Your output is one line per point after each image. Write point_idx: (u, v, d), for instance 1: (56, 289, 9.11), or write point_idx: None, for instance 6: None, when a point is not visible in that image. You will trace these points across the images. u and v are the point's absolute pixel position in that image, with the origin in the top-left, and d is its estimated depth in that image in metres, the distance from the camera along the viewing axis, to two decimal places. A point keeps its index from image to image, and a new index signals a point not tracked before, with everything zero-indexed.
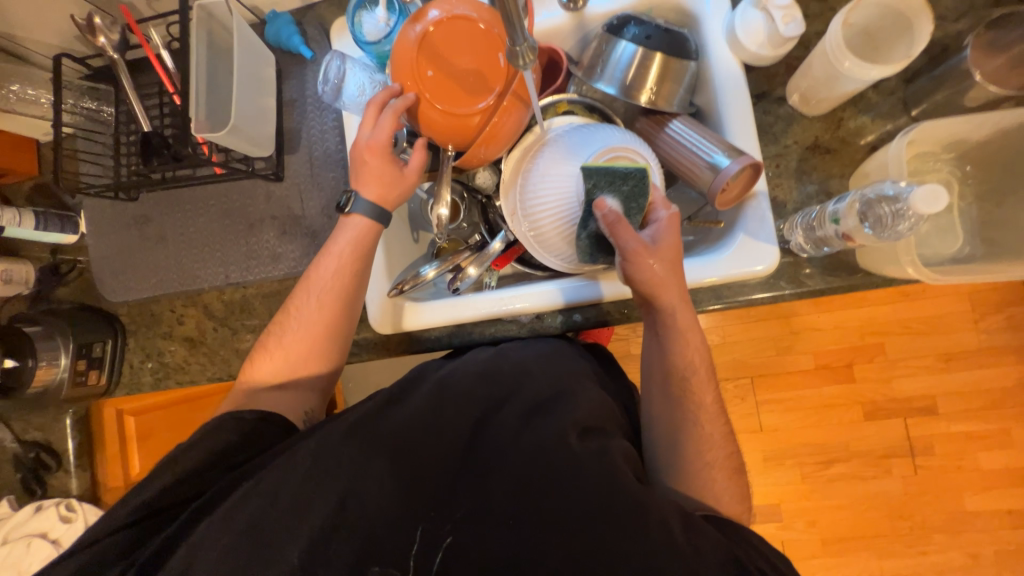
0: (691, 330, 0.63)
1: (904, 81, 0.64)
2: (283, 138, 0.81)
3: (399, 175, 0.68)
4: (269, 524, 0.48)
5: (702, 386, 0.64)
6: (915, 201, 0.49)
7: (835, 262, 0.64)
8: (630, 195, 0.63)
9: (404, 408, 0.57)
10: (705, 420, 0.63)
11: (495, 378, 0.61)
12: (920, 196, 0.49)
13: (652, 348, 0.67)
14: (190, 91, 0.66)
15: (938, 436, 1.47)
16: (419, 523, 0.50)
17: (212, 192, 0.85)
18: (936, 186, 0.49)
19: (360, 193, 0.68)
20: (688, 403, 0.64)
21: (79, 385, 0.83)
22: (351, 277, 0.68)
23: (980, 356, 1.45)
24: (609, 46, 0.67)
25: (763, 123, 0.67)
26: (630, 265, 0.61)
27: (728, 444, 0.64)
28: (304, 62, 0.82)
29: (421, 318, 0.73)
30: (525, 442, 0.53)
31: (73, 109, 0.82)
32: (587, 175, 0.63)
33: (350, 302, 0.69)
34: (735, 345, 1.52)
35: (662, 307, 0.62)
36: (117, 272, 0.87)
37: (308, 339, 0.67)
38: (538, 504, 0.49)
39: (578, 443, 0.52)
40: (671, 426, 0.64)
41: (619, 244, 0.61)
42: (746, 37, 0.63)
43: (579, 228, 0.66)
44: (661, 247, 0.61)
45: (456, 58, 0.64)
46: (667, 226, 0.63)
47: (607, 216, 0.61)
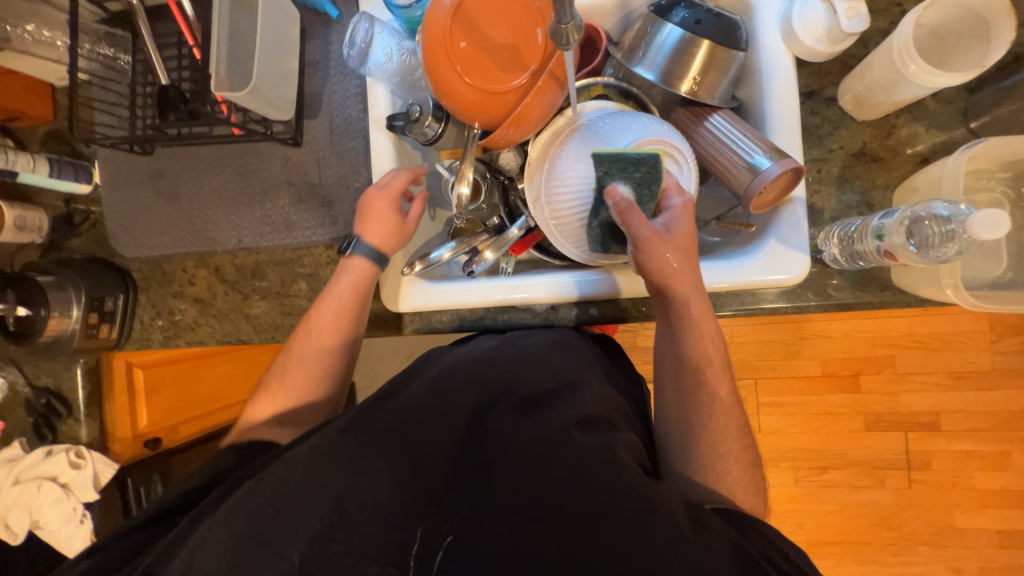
0: (704, 320, 0.61)
1: (966, 90, 0.60)
2: (304, 101, 0.78)
3: (401, 225, 0.72)
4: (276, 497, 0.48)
5: (716, 377, 0.63)
6: (972, 225, 0.47)
7: (868, 277, 0.62)
8: (642, 181, 0.61)
9: (411, 392, 0.58)
10: (719, 410, 0.62)
11: (496, 367, 0.61)
12: (978, 220, 0.46)
13: (664, 339, 0.66)
14: (212, 46, 0.63)
15: (937, 452, 1.46)
16: (419, 524, 0.49)
17: (228, 153, 0.82)
18: (996, 211, 0.46)
19: (362, 237, 0.71)
20: (702, 394, 0.63)
21: (90, 338, 0.84)
22: (348, 313, 0.71)
23: (992, 377, 1.43)
24: (655, 28, 0.63)
25: (808, 124, 0.63)
26: (642, 255, 0.60)
27: (743, 436, 0.63)
28: (329, 21, 0.78)
29: (435, 299, 0.72)
30: (527, 434, 0.53)
31: (89, 55, 0.79)
32: (598, 162, 0.62)
33: (349, 341, 0.72)
34: (743, 346, 1.50)
35: (675, 298, 0.61)
36: (129, 227, 0.86)
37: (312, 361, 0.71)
38: (538, 501, 0.49)
39: (579, 436, 0.52)
40: (685, 417, 0.64)
41: (631, 232, 0.59)
42: (803, 30, 0.60)
43: (589, 216, 0.64)
44: (674, 236, 0.60)
45: (492, 34, 0.60)
46: (681, 213, 0.61)
47: (618, 204, 0.60)
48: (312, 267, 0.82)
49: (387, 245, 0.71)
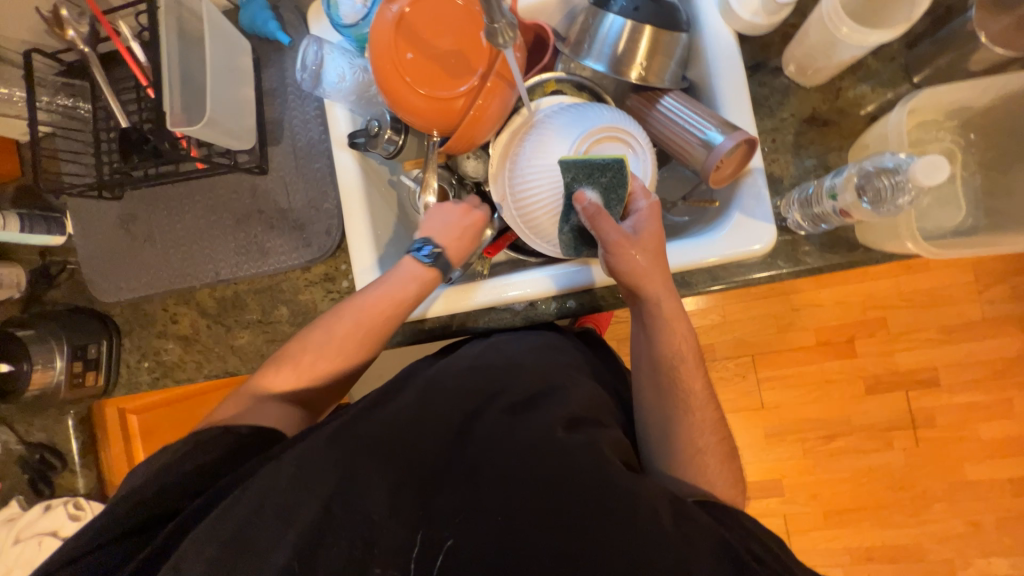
0: (677, 318, 0.63)
1: (905, 47, 0.61)
2: (265, 129, 0.79)
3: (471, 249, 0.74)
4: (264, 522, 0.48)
5: (691, 373, 0.64)
6: (915, 173, 0.48)
7: (834, 238, 0.63)
8: (609, 187, 0.63)
9: (398, 404, 0.58)
10: (695, 405, 0.63)
11: (483, 371, 0.63)
12: (919, 167, 0.47)
13: (639, 338, 0.67)
14: (163, 82, 0.64)
15: (941, 408, 1.47)
16: (418, 529, 0.49)
17: (197, 188, 0.83)
18: (935, 157, 0.47)
19: (444, 250, 0.69)
20: (678, 391, 0.63)
21: (76, 386, 0.84)
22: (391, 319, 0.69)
23: (983, 327, 1.44)
24: (597, 20, 0.64)
25: (758, 96, 0.65)
26: (613, 257, 0.61)
27: (720, 430, 0.63)
28: (282, 49, 0.79)
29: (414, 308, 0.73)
30: (515, 436, 0.53)
31: (48, 107, 0.80)
32: (565, 169, 0.62)
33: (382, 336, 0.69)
34: (736, 323, 1.51)
35: (648, 297, 0.62)
36: (107, 272, 0.86)
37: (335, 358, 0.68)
38: (526, 491, 0.49)
39: (565, 435, 0.52)
40: (660, 415, 0.64)
41: (601, 236, 0.61)
42: (740, 6, 0.61)
43: (561, 222, 0.65)
44: (643, 236, 0.62)
45: (438, 43, 0.61)
46: (650, 215, 0.63)
47: (587, 209, 0.61)
48: (291, 292, 0.82)
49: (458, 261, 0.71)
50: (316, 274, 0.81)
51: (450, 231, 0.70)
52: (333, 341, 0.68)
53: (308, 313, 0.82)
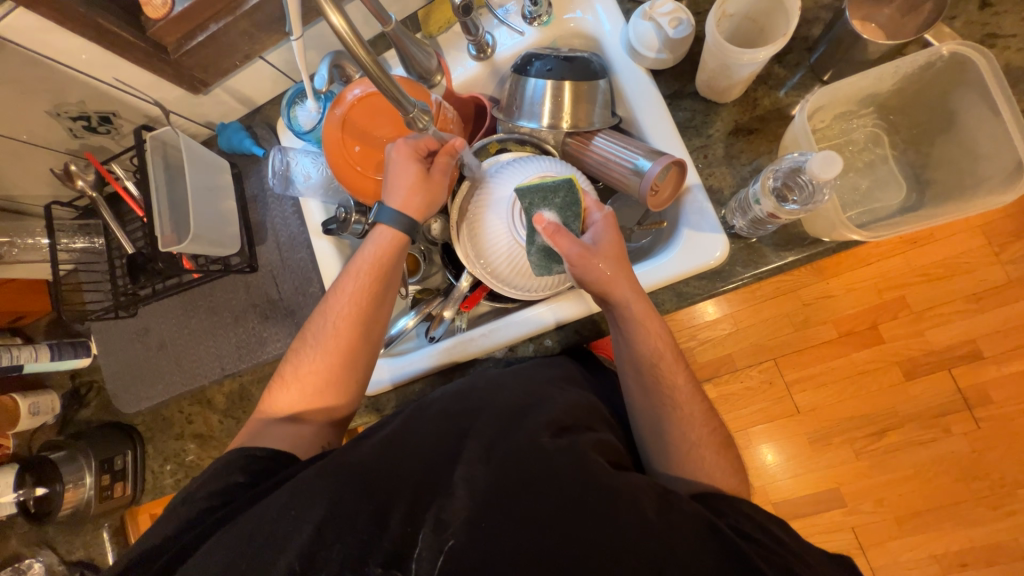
0: (648, 317, 0.63)
1: (806, 51, 0.65)
2: (252, 232, 0.88)
3: (426, 177, 0.67)
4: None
5: (671, 369, 0.64)
6: (812, 168, 0.50)
7: (785, 236, 0.64)
8: (564, 205, 0.65)
9: (379, 436, 0.60)
10: (681, 401, 0.63)
11: (468, 396, 0.63)
12: (815, 163, 0.50)
13: (617, 342, 0.67)
14: (154, 210, 0.72)
15: (991, 382, 1.36)
16: (419, 531, 0.50)
17: (198, 295, 0.91)
18: (827, 152, 0.49)
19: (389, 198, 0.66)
20: (663, 390, 0.63)
21: (106, 498, 0.89)
22: (379, 282, 0.67)
23: (1012, 289, 1.36)
24: (520, 85, 0.71)
25: (682, 120, 0.69)
26: (578, 269, 0.62)
27: (710, 420, 0.63)
28: (259, 159, 0.89)
29: (413, 366, 0.77)
30: (502, 446, 0.55)
31: (69, 248, 0.91)
32: (521, 195, 0.66)
33: (374, 313, 0.67)
34: (749, 329, 1.46)
35: (618, 302, 0.62)
36: (127, 385, 0.93)
37: (341, 348, 0.66)
38: (514, 523, 0.49)
39: (550, 440, 0.55)
40: (651, 419, 0.64)
41: (562, 252, 0.62)
42: (642, 48, 0.67)
43: (527, 245, 0.67)
44: (603, 246, 0.63)
45: (382, 131, 0.69)
46: (605, 224, 0.65)
47: (546, 228, 0.62)
48: None
49: (410, 199, 0.66)
50: None
51: (388, 180, 0.67)
52: (321, 333, 0.66)
53: None
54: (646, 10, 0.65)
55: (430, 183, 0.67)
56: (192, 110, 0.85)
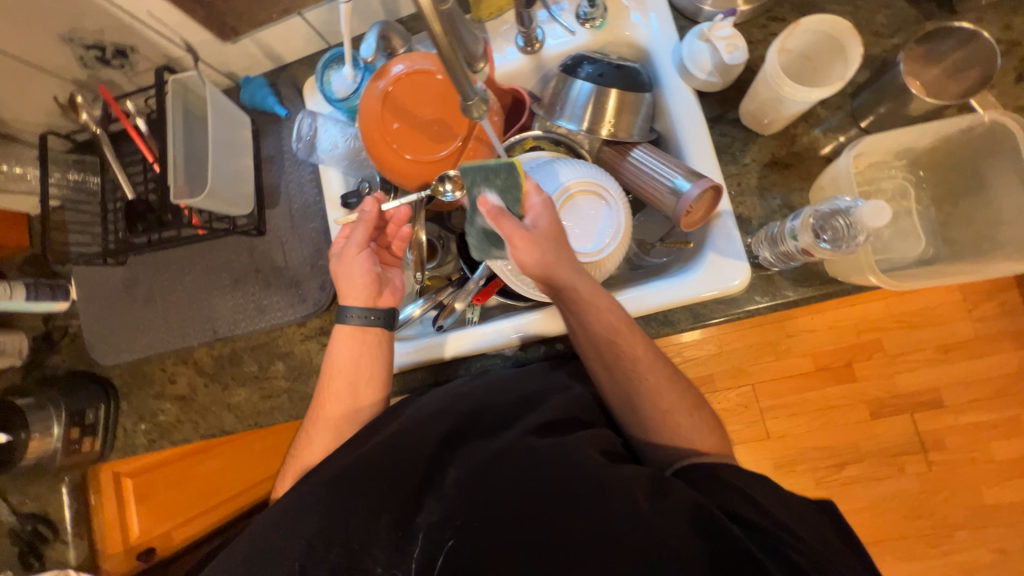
0: (598, 295, 0.61)
1: (849, 96, 0.66)
2: (264, 193, 0.84)
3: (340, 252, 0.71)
4: (290, 562, 0.51)
5: (629, 342, 0.62)
6: (863, 216, 0.53)
7: (806, 272, 0.65)
8: (506, 186, 0.60)
9: (398, 423, 0.61)
10: (641, 369, 0.63)
11: (471, 394, 0.64)
12: (867, 212, 0.52)
13: (572, 324, 0.65)
14: (168, 161, 0.69)
15: (947, 429, 1.44)
16: (420, 528, 0.53)
17: (197, 251, 0.86)
18: (878, 203, 0.52)
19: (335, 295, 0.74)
20: (623, 363, 0.63)
21: (72, 453, 0.84)
22: (365, 372, 0.68)
23: (978, 345, 1.44)
24: (566, 85, 0.70)
25: (720, 144, 0.70)
26: (522, 254, 0.59)
27: (677, 385, 0.64)
28: (279, 120, 0.85)
29: (422, 354, 0.75)
30: (492, 445, 0.57)
31: (60, 182, 0.84)
32: (464, 174, 0.60)
33: (362, 405, 0.68)
34: (734, 353, 1.50)
35: (570, 285, 0.61)
36: (107, 336, 0.88)
37: (351, 401, 0.68)
38: (517, 519, 0.51)
39: (537, 440, 0.57)
40: (631, 404, 0.64)
41: (505, 237, 0.58)
42: (694, 67, 0.67)
43: (468, 227, 0.66)
44: (546, 228, 0.60)
45: (421, 110, 0.66)
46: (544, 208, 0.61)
47: (489, 213, 0.58)
48: (287, 346, 0.84)
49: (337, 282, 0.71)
50: (311, 328, 0.83)
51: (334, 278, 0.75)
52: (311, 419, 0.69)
53: (304, 367, 0.83)
54: (705, 31, 0.65)
55: (347, 254, 0.70)
56: (216, 57, 0.80)
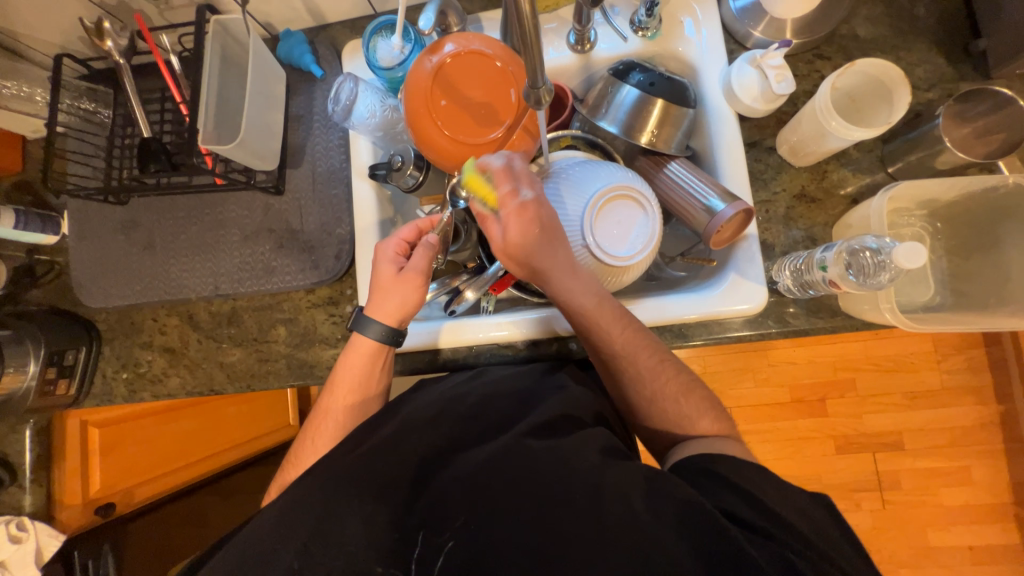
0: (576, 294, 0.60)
1: (881, 141, 0.69)
2: (287, 152, 0.81)
3: (403, 278, 0.64)
4: (290, 529, 0.50)
5: (610, 337, 0.61)
6: (898, 255, 0.54)
7: (819, 304, 0.68)
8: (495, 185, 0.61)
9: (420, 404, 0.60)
10: (640, 362, 0.61)
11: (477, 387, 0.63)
12: (901, 251, 0.54)
13: None
14: (200, 105, 0.67)
15: (905, 471, 1.50)
16: (419, 529, 0.51)
17: (206, 202, 0.83)
18: (915, 245, 0.54)
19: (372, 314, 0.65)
20: (621, 358, 0.61)
21: (46, 395, 0.78)
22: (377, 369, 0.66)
23: (944, 395, 1.50)
24: (614, 88, 0.70)
25: (754, 170, 0.71)
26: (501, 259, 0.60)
27: (675, 370, 0.62)
28: (313, 80, 0.83)
29: (435, 338, 0.73)
30: (489, 448, 0.55)
31: (68, 110, 0.80)
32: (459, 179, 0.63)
33: (367, 396, 0.66)
34: (717, 375, 1.55)
35: (559, 286, 0.60)
36: (98, 277, 0.84)
37: (359, 391, 0.65)
38: (518, 524, 0.49)
39: (536, 442, 0.54)
40: (636, 401, 0.62)
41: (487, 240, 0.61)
42: (741, 91, 0.68)
43: None
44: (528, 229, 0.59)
45: (471, 91, 0.66)
46: (529, 210, 0.58)
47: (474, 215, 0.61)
48: (291, 312, 0.82)
49: (393, 308, 0.65)
50: (319, 297, 0.81)
51: (374, 290, 0.65)
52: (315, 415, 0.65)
53: (306, 335, 0.81)
54: (757, 57, 0.67)
55: (406, 282, 0.64)
56: (258, 5, 0.77)
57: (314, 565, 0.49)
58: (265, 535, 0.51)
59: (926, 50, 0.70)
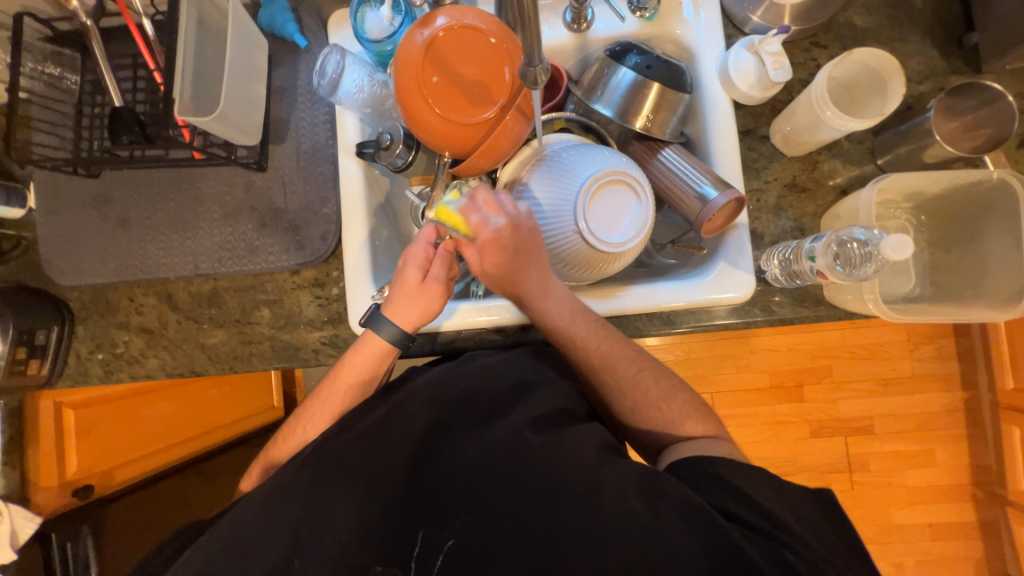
0: (548, 305, 0.62)
1: (872, 133, 0.69)
2: (270, 127, 0.78)
3: (429, 289, 0.63)
4: (279, 513, 0.50)
5: (584, 346, 0.62)
6: (884, 247, 0.55)
7: (804, 294, 0.69)
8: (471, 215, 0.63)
9: (415, 383, 0.60)
10: (622, 367, 0.62)
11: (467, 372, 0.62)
12: (888, 243, 0.55)
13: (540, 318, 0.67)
14: (176, 74, 0.63)
15: (874, 454, 1.57)
16: (417, 528, 0.51)
17: (183, 177, 0.79)
18: (902, 236, 0.55)
19: (391, 320, 0.63)
20: (602, 366, 0.63)
21: (15, 375, 0.75)
22: (377, 361, 0.64)
23: (914, 382, 1.56)
24: (610, 70, 0.68)
25: (747, 158, 0.71)
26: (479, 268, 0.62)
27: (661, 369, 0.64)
28: (297, 51, 0.79)
29: None
30: (486, 437, 0.54)
31: (32, 74, 0.75)
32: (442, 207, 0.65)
33: (369, 380, 0.65)
34: (699, 361, 1.58)
35: (533, 299, 0.62)
36: (69, 253, 0.80)
37: (356, 376, 0.64)
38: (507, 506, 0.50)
39: (533, 437, 0.53)
40: (623, 387, 0.63)
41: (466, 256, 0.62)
42: (738, 77, 0.67)
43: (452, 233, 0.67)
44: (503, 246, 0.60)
45: (464, 68, 0.63)
46: (502, 235, 0.59)
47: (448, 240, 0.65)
48: (275, 293, 0.79)
49: (422, 317, 0.64)
50: (305, 278, 0.79)
51: (398, 297, 0.63)
52: (313, 403, 0.65)
53: (291, 317, 0.79)
54: (755, 43, 0.66)
55: (429, 292, 0.63)
56: None
57: (304, 550, 0.49)
58: (255, 520, 0.50)
59: (921, 41, 0.70)
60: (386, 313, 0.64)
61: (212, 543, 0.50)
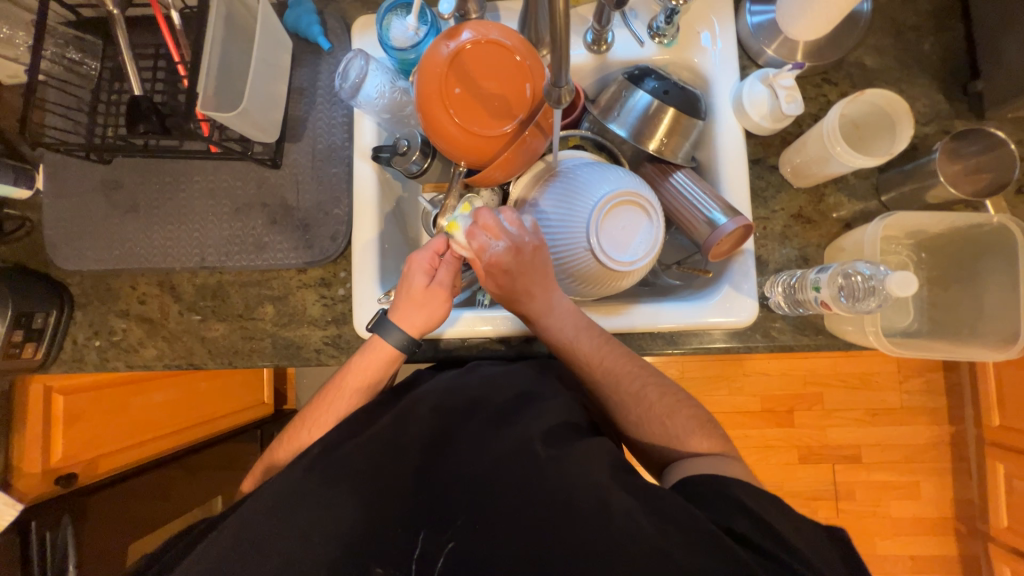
0: (559, 319, 0.63)
1: (877, 170, 0.72)
2: (287, 125, 0.79)
3: (432, 292, 0.63)
4: (281, 515, 0.50)
5: (596, 359, 0.63)
6: (890, 283, 0.57)
7: (806, 322, 0.70)
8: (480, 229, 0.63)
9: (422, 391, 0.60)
10: (626, 385, 0.63)
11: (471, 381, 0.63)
12: (894, 280, 0.57)
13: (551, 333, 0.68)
14: (201, 69, 0.64)
15: (860, 483, 1.58)
16: (420, 530, 0.52)
17: (196, 169, 0.80)
18: (908, 274, 0.56)
19: (397, 324, 0.63)
20: (606, 380, 0.63)
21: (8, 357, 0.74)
22: (384, 365, 0.64)
23: (902, 414, 1.58)
24: (628, 93, 0.70)
25: (756, 186, 0.73)
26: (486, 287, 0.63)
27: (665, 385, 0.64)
28: (320, 53, 0.80)
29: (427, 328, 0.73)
30: (488, 447, 0.54)
31: (52, 58, 0.75)
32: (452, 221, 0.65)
33: (374, 384, 0.64)
34: (693, 381, 1.59)
35: (543, 312, 0.63)
36: (74, 238, 0.79)
37: (365, 379, 0.64)
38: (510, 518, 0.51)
39: (541, 450, 0.53)
40: (624, 403, 0.63)
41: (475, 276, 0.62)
42: (751, 107, 0.69)
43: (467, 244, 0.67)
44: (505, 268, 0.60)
45: (485, 81, 0.64)
46: (503, 259, 0.59)
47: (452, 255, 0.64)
48: (280, 290, 0.79)
49: (427, 320, 0.64)
50: (311, 277, 0.79)
51: (402, 303, 0.63)
52: (317, 404, 0.64)
53: (295, 315, 0.79)
54: (768, 76, 0.68)
55: (434, 296, 0.63)
56: None
57: (304, 554, 0.49)
58: (254, 519, 0.50)
59: (927, 85, 0.73)
60: (393, 318, 0.64)
61: (211, 542, 0.49)
